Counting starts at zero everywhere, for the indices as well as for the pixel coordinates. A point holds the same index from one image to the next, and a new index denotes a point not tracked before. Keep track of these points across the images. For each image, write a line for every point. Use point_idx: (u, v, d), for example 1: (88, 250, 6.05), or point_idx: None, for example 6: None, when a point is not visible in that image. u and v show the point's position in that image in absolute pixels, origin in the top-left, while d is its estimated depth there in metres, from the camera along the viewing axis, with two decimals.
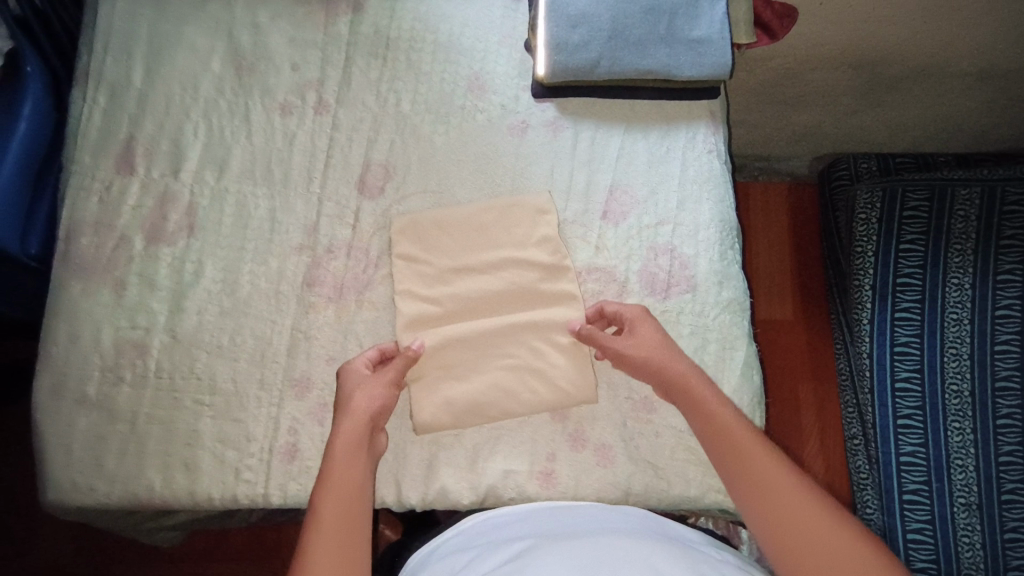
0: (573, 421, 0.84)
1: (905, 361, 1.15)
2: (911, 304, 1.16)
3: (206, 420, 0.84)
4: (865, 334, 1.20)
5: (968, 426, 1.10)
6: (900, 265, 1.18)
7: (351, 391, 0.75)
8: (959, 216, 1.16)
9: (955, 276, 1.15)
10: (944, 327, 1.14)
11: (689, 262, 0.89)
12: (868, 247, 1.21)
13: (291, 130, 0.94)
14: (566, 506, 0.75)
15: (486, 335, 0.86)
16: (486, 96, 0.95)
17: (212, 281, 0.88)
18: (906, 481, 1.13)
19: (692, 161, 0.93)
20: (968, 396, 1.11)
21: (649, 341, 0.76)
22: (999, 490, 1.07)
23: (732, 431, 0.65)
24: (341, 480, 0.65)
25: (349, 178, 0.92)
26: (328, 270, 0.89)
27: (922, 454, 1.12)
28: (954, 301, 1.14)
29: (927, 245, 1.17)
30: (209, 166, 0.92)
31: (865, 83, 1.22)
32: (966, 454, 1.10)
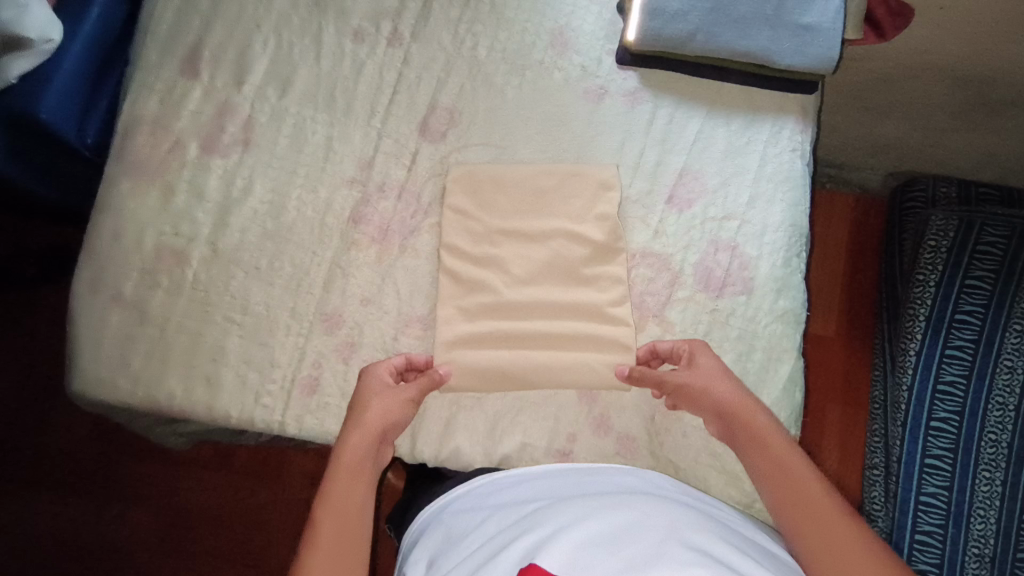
0: (599, 406, 0.82)
1: (945, 401, 1.08)
2: (964, 343, 1.08)
3: (234, 339, 0.83)
4: (909, 365, 1.12)
5: (998, 478, 1.03)
6: (960, 301, 1.10)
7: (364, 395, 0.72)
8: None
9: (1018, 321, 1.06)
10: (995, 372, 1.06)
11: (749, 263, 0.84)
12: (930, 277, 1.12)
13: (360, 58, 0.90)
14: (589, 467, 0.71)
15: (525, 305, 0.83)
16: (567, 55, 0.90)
17: (260, 201, 0.86)
18: (920, 521, 1.07)
19: (772, 157, 0.87)
20: (1006, 448, 1.04)
21: (709, 374, 0.72)
22: (1015, 548, 1.01)
23: (793, 473, 0.61)
24: (341, 498, 0.63)
25: (412, 118, 0.89)
26: (376, 209, 0.86)
27: (943, 497, 1.06)
28: (1012, 347, 1.05)
29: (995, 284, 1.08)
30: (273, 83, 0.89)
31: (968, 102, 1.12)
32: (990, 506, 1.03)
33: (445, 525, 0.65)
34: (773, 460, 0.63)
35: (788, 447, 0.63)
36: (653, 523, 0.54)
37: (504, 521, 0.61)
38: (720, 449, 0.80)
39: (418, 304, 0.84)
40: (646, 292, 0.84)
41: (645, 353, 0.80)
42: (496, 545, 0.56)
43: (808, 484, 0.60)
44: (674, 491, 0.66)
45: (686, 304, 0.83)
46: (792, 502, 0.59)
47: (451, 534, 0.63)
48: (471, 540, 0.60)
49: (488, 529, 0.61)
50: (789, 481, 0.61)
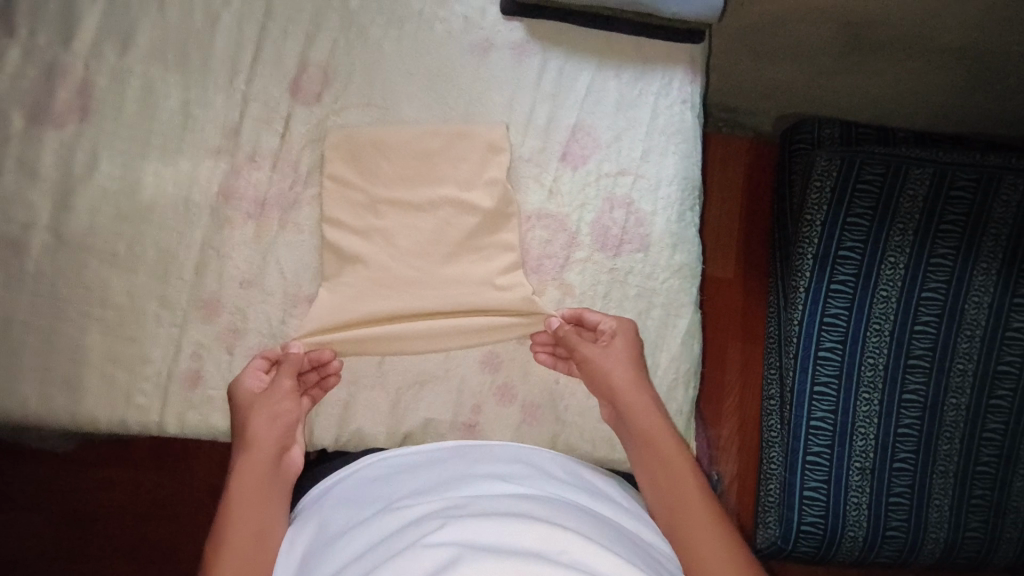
0: (503, 373, 0.80)
1: (830, 332, 1.11)
2: (847, 277, 1.10)
3: (94, 335, 0.75)
4: (799, 302, 1.13)
5: (876, 397, 1.10)
6: (842, 238, 1.10)
7: (258, 412, 0.70)
8: (909, 194, 1.08)
9: (892, 254, 1.08)
10: (873, 303, 1.09)
11: (645, 219, 0.84)
12: (817, 216, 1.12)
13: (214, 10, 0.79)
14: (483, 444, 0.71)
15: (423, 274, 0.79)
16: (448, 4, 0.84)
17: (108, 179, 0.76)
18: (811, 443, 1.13)
19: (663, 110, 0.86)
20: (882, 370, 1.10)
21: (618, 356, 0.74)
22: (892, 458, 1.10)
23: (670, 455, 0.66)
24: (242, 532, 0.60)
25: (281, 78, 0.80)
26: (249, 182, 0.78)
27: (830, 420, 1.12)
28: (888, 278, 1.08)
29: (873, 220, 1.09)
30: (110, 38, 0.77)
31: (845, 44, 1.16)
32: (870, 423, 1.10)
33: (322, 527, 0.61)
34: (659, 458, 0.67)
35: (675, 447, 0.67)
36: (546, 536, 0.51)
37: (388, 513, 0.58)
38: None
39: (305, 283, 0.78)
40: (544, 254, 0.82)
41: (562, 319, 0.78)
42: (367, 564, 0.51)
43: (687, 481, 0.64)
44: (566, 486, 0.65)
45: (584, 265, 0.82)
46: (669, 501, 0.63)
47: (331, 524, 0.60)
48: (344, 547, 0.55)
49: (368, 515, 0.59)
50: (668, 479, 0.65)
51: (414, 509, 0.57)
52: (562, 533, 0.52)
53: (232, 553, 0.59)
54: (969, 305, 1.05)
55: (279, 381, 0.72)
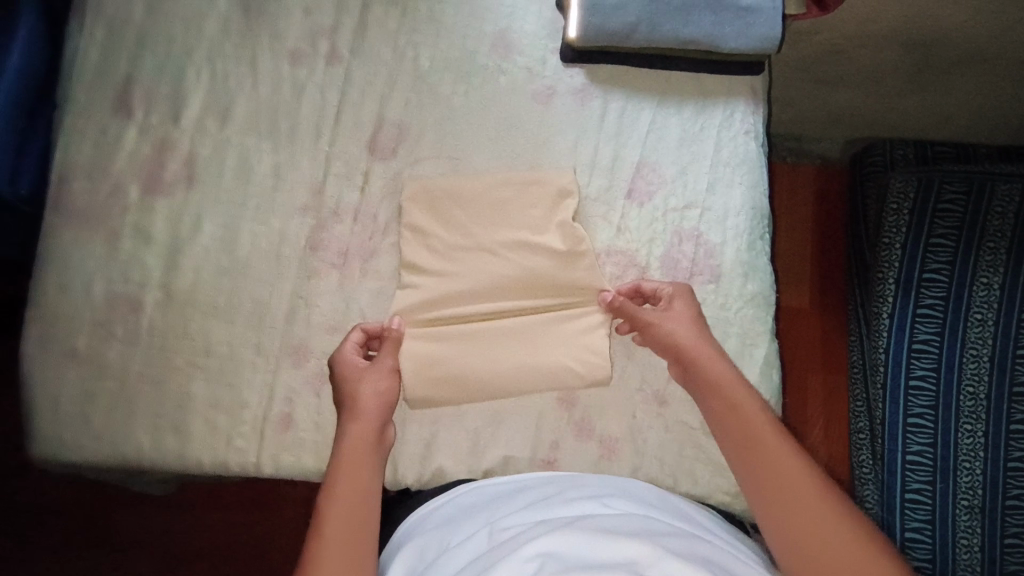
0: (579, 409, 0.81)
1: (922, 359, 1.09)
2: (935, 301, 1.09)
3: (199, 382, 0.81)
4: (883, 329, 1.12)
5: (980, 429, 1.06)
6: (927, 260, 1.10)
7: (357, 384, 0.73)
8: (996, 213, 1.08)
9: (984, 275, 1.08)
10: (967, 327, 1.08)
11: (715, 250, 0.84)
12: (895, 240, 1.12)
13: (300, 81, 0.87)
14: (567, 476, 0.73)
15: (496, 311, 0.82)
16: (511, 58, 0.88)
17: (211, 238, 0.84)
18: (910, 480, 1.08)
19: (726, 141, 0.87)
20: (984, 399, 1.06)
21: (681, 317, 0.75)
22: (1004, 495, 1.04)
23: (751, 414, 0.65)
24: (346, 485, 0.64)
25: (360, 137, 0.86)
26: (333, 235, 0.84)
27: (928, 454, 1.08)
28: (981, 301, 1.07)
29: (959, 241, 1.10)
30: (211, 113, 0.86)
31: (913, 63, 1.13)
32: (975, 457, 1.06)
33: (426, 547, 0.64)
34: (743, 422, 0.64)
35: (760, 410, 0.65)
36: (637, 550, 0.51)
37: (489, 533, 0.60)
38: (704, 441, 0.80)
39: None
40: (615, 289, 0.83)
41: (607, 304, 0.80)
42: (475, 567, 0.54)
43: (787, 459, 0.60)
44: (659, 511, 0.65)
45: None
46: (769, 478, 0.60)
47: (432, 544, 0.63)
48: (446, 562, 0.58)
49: (470, 533, 0.62)
50: (756, 444, 0.62)
51: (511, 528, 0.60)
52: (654, 548, 0.51)
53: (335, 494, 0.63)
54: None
55: (382, 359, 0.76)
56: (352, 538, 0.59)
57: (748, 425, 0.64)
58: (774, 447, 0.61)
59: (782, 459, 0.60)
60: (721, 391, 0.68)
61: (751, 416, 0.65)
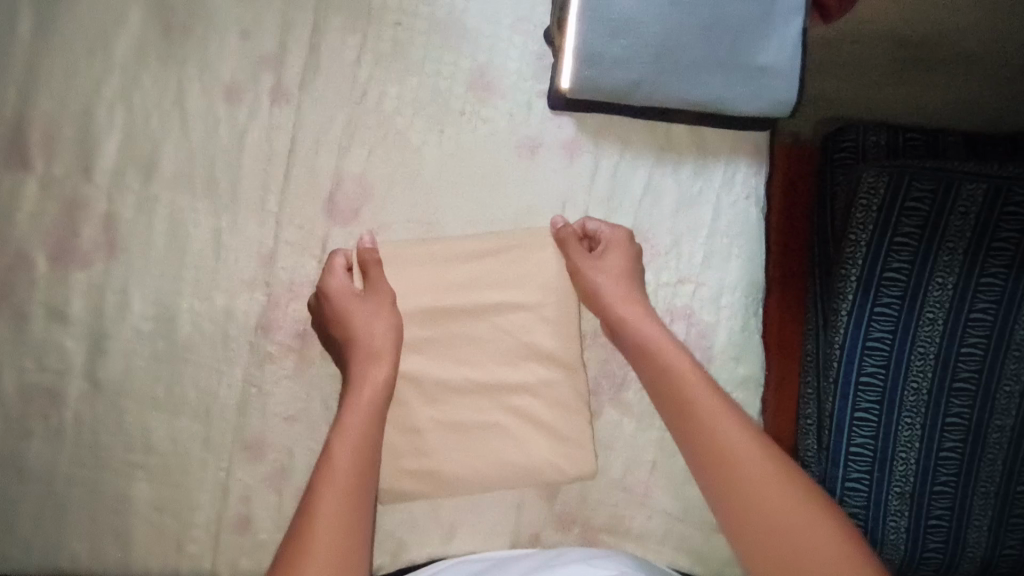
0: (561, 500, 0.77)
1: (873, 358, 0.90)
2: (892, 300, 0.89)
3: (140, 484, 0.72)
4: (839, 326, 0.92)
5: (919, 422, 0.90)
6: (888, 258, 0.89)
7: (349, 309, 0.70)
8: (958, 213, 0.87)
9: (940, 274, 0.88)
10: (919, 328, 0.88)
11: (707, 330, 0.79)
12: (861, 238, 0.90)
13: (240, 123, 0.73)
14: (555, 549, 0.70)
15: (477, 395, 0.74)
16: (491, 102, 0.76)
17: (142, 317, 0.72)
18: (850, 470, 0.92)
19: (726, 208, 0.80)
20: (925, 396, 0.89)
21: (611, 270, 0.73)
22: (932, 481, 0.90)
23: (683, 378, 0.69)
24: (351, 441, 0.65)
25: (315, 195, 0.74)
26: (288, 312, 0.74)
27: (870, 446, 0.91)
28: (934, 300, 0.88)
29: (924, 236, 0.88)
30: (131, 164, 0.71)
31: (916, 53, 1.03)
32: (910, 449, 0.90)
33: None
34: (715, 443, 0.65)
35: (697, 377, 0.69)
36: None
37: None
38: (687, 530, 0.78)
39: None
40: (603, 373, 0.78)
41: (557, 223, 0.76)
42: None
43: (725, 425, 0.66)
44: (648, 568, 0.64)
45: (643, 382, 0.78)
46: (708, 443, 0.66)
47: None
48: None
49: None
50: (730, 466, 0.64)
51: None
52: None
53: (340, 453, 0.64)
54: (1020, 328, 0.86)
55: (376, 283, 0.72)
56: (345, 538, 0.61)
57: (719, 446, 0.65)
58: (744, 469, 0.63)
59: (754, 478, 0.63)
60: (665, 368, 0.70)
61: (721, 431, 0.66)
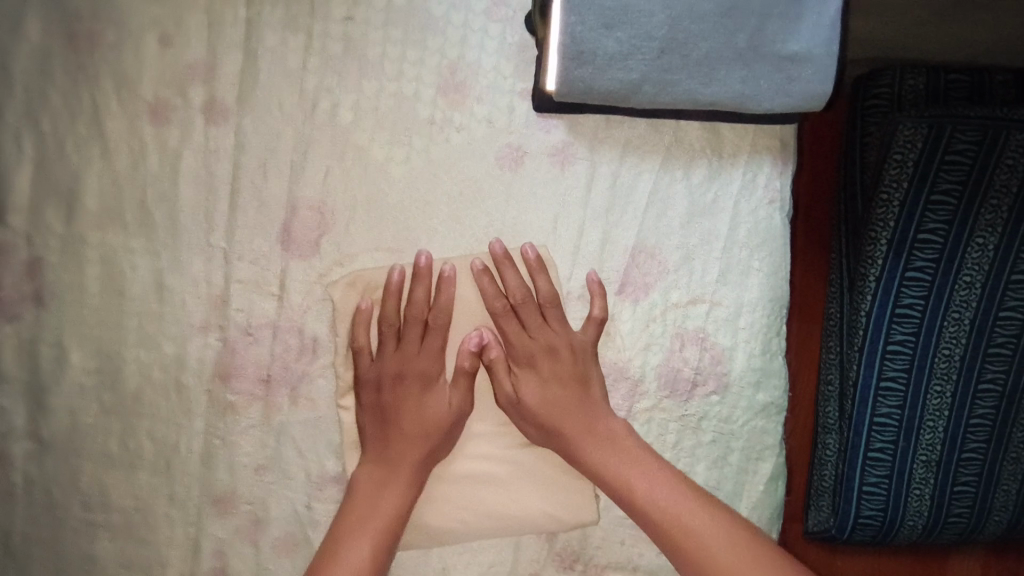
0: (562, 542, 0.69)
1: (903, 325, 0.79)
2: (927, 264, 0.77)
3: (104, 544, 0.67)
4: (867, 289, 0.80)
5: (949, 392, 0.79)
6: (925, 215, 0.77)
7: (405, 359, 0.65)
8: (1006, 164, 0.75)
9: (981, 234, 0.76)
10: (954, 290, 0.77)
11: (723, 354, 0.70)
12: (895, 196, 0.77)
13: (172, 148, 0.62)
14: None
15: (460, 439, 0.67)
16: (464, 106, 0.65)
17: (85, 370, 0.65)
18: (873, 445, 0.81)
19: (744, 215, 0.68)
20: (959, 362, 0.78)
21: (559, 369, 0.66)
22: (960, 450, 0.80)
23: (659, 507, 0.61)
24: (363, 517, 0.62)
25: (266, 225, 0.64)
26: (248, 358, 0.66)
27: (896, 416, 0.80)
28: (973, 261, 0.77)
29: (965, 194, 0.76)
30: (51, 202, 0.62)
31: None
32: (940, 418, 0.80)
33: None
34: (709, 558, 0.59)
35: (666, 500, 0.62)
36: None
37: None
38: None
39: (329, 461, 0.68)
40: None
41: (595, 284, 0.66)
42: None
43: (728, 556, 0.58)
44: None
45: (650, 414, 0.70)
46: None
47: None
48: None
49: None
50: (682, 537, 0.60)
51: None
52: None
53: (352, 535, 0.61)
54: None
55: (428, 339, 0.64)
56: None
57: (661, 515, 0.61)
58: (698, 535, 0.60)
59: (709, 542, 0.59)
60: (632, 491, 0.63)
61: (655, 498, 0.62)
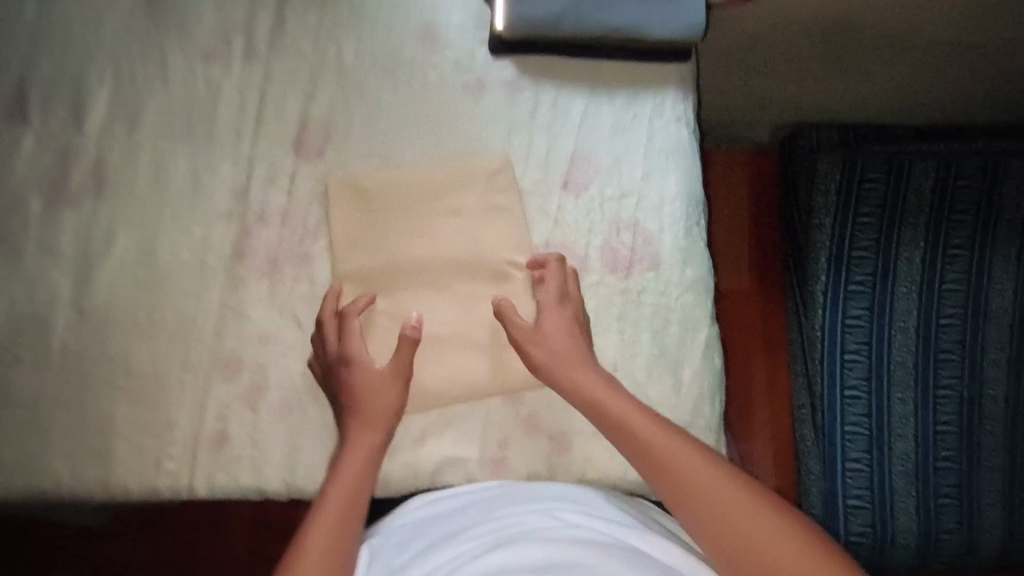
0: (527, 406, 0.80)
1: (854, 333, 1.14)
2: (864, 278, 1.14)
3: (120, 405, 0.76)
4: (819, 305, 1.17)
5: (910, 396, 1.12)
6: (855, 238, 1.15)
7: (362, 362, 0.74)
8: (914, 189, 1.14)
9: (907, 250, 1.14)
10: (893, 301, 1.13)
11: (652, 237, 0.84)
12: (825, 219, 1.17)
13: (216, 81, 0.82)
14: (515, 484, 0.74)
15: (441, 309, 0.80)
16: (437, 51, 0.86)
17: (126, 250, 0.78)
18: (849, 449, 1.14)
19: (659, 129, 0.87)
20: (912, 367, 1.12)
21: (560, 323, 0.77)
22: (935, 458, 1.11)
23: (683, 467, 0.66)
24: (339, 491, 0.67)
25: (284, 137, 0.82)
26: (261, 241, 0.80)
27: (865, 423, 1.13)
28: (904, 274, 1.13)
29: (882, 218, 1.15)
30: (119, 118, 0.81)
31: (849, 7, 1.04)
32: (907, 424, 1.12)
33: (375, 540, 0.69)
34: (710, 503, 0.64)
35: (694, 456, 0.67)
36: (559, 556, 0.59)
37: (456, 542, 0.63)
38: None
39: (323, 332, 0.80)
40: None
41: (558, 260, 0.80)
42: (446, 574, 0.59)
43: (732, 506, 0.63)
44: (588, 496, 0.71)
45: (597, 288, 0.83)
46: (717, 520, 0.63)
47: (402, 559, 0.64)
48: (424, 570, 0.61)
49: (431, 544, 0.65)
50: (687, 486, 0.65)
51: (473, 538, 0.63)
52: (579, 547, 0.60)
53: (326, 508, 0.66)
54: (991, 294, 1.10)
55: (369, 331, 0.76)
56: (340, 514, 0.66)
57: (687, 481, 0.65)
58: (715, 495, 0.64)
59: (729, 506, 0.63)
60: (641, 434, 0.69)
61: (682, 467, 0.66)
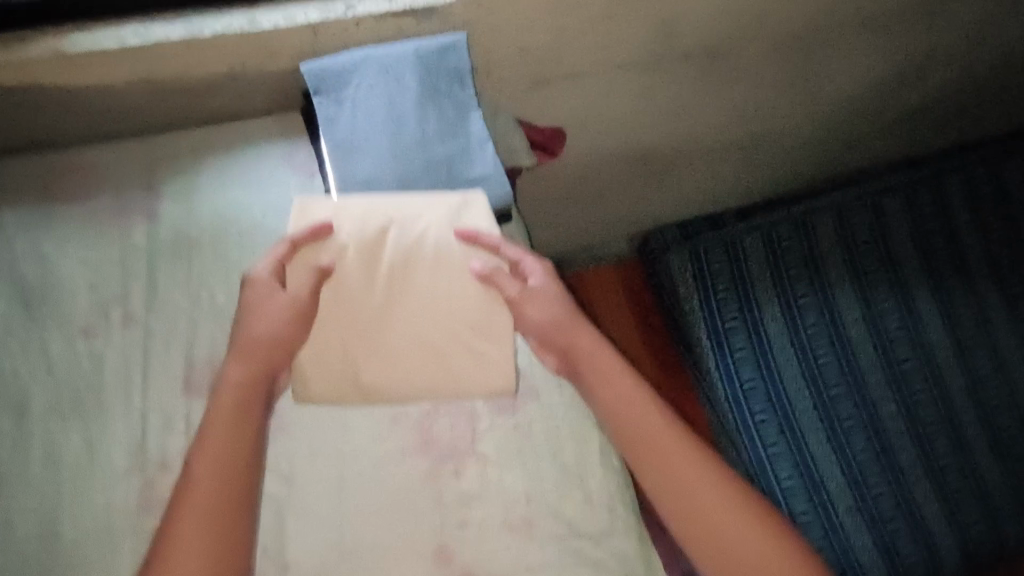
0: (457, 563, 0.83)
1: (754, 396, 1.41)
2: (744, 346, 1.44)
3: None
4: (716, 381, 1.44)
5: (822, 436, 1.36)
6: (722, 315, 1.46)
7: (256, 319, 0.83)
8: (752, 260, 1.48)
9: (767, 311, 1.45)
10: (773, 357, 1.42)
11: (525, 372, 0.95)
12: (693, 306, 1.48)
13: (99, 352, 0.89)
14: None
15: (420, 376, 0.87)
16: None
17: (27, 540, 0.79)
18: (794, 504, 1.34)
19: None
20: (812, 410, 1.38)
21: (541, 293, 0.88)
22: (867, 487, 1.33)
23: (684, 472, 0.76)
24: (215, 457, 0.74)
25: (172, 385, 0.88)
26: (166, 488, 0.82)
27: (796, 475, 1.35)
28: (775, 333, 1.43)
29: (738, 292, 1.47)
30: (6, 415, 0.85)
31: (638, 142, 1.39)
32: (829, 462, 1.35)
33: None
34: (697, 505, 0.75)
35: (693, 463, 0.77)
36: None
37: None
38: (577, 544, 0.85)
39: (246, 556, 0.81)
40: (452, 442, 0.89)
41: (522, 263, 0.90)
42: None
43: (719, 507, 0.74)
44: None
45: (491, 432, 0.90)
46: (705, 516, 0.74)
47: None
48: None
49: None
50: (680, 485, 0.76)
51: None
52: None
53: (201, 465, 0.73)
54: (841, 330, 1.42)
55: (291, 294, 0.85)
56: (222, 498, 0.72)
57: (682, 477, 0.76)
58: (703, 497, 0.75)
59: (720, 509, 0.74)
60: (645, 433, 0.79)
61: (678, 465, 0.77)
